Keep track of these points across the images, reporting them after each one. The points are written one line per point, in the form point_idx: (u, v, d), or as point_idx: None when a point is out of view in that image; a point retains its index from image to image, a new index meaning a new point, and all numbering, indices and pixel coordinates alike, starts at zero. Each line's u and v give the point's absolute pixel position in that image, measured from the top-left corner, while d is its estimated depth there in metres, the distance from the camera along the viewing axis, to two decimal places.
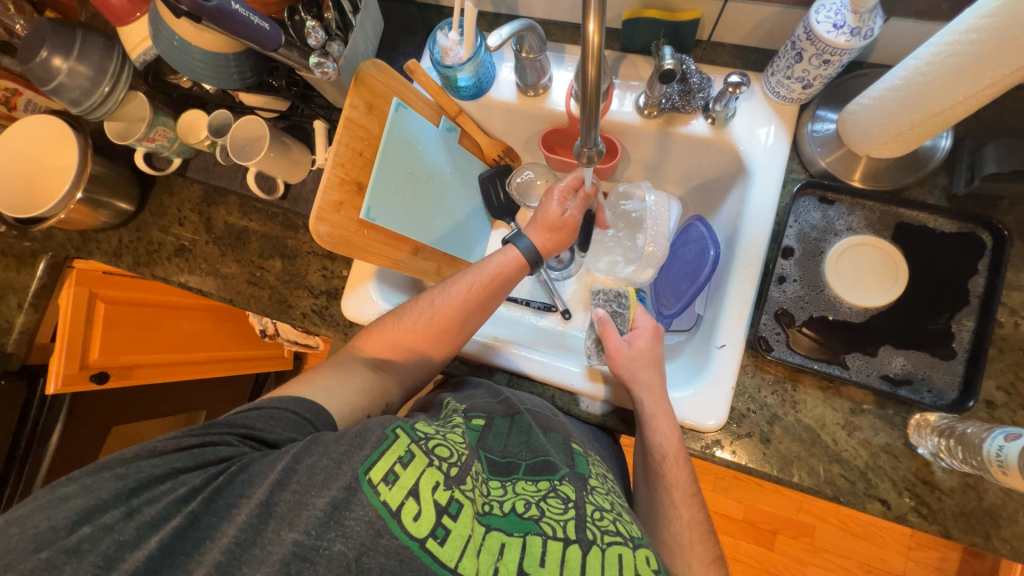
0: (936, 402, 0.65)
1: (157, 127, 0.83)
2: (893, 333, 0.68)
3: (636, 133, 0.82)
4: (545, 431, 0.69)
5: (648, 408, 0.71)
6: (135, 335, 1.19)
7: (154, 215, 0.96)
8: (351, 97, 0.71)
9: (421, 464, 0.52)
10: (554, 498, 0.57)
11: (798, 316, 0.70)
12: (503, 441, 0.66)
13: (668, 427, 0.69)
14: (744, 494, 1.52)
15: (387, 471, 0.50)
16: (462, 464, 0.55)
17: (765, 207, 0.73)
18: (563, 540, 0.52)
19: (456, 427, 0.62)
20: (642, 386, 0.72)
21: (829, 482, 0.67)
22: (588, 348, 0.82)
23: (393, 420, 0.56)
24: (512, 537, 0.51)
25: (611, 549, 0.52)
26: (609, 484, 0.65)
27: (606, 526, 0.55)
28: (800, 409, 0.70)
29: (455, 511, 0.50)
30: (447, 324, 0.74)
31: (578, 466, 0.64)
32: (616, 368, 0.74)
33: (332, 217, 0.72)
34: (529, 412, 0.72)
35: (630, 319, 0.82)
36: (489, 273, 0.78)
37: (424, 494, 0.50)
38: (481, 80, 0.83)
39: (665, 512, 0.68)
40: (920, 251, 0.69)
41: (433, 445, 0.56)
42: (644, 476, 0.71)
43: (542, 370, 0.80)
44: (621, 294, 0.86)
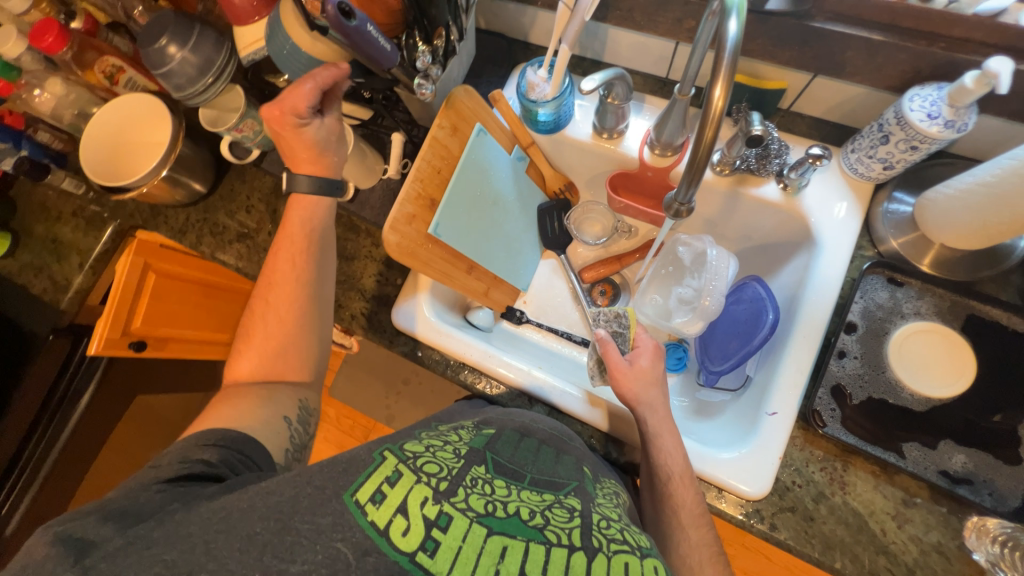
0: (997, 507, 0.62)
1: (247, 120, 0.89)
2: (957, 429, 0.65)
3: (706, 189, 0.83)
4: (555, 451, 0.66)
5: (653, 427, 0.70)
6: (177, 311, 1.24)
7: (223, 200, 1.01)
8: (439, 118, 0.75)
9: (409, 481, 0.51)
10: (559, 508, 0.53)
11: (856, 395, 0.69)
12: (511, 449, 0.62)
13: (673, 446, 0.68)
14: (751, 565, 1.45)
15: (373, 491, 0.49)
16: (453, 477, 0.53)
17: (831, 279, 0.73)
18: (567, 547, 0.47)
19: (453, 443, 0.61)
20: (645, 406, 0.71)
21: (873, 574, 0.64)
22: (591, 368, 0.84)
23: (379, 445, 0.57)
24: (515, 539, 0.47)
25: (617, 557, 0.48)
26: (619, 504, 0.61)
27: (613, 535, 0.51)
28: (848, 492, 0.67)
29: (445, 522, 0.47)
30: (274, 341, 0.73)
31: (586, 484, 0.61)
32: (622, 388, 0.73)
33: (403, 228, 0.74)
34: (545, 436, 0.69)
35: (630, 339, 0.82)
36: (287, 237, 0.76)
37: (412, 510, 0.47)
38: (560, 117, 0.86)
39: (674, 536, 0.65)
40: (989, 348, 0.67)
41: (422, 462, 0.54)
42: (650, 497, 0.68)
43: (563, 399, 0.80)
44: (621, 314, 0.88)
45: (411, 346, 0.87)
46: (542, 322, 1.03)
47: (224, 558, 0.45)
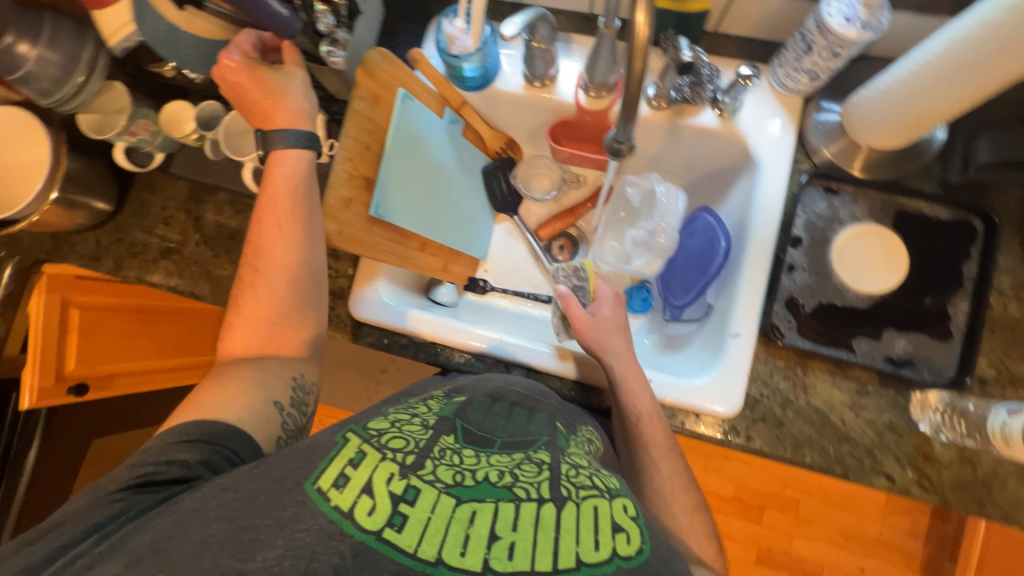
0: (936, 380, 0.69)
1: (139, 120, 0.79)
2: (896, 317, 0.71)
3: (645, 126, 0.82)
4: (528, 412, 0.65)
5: (621, 372, 0.73)
6: (119, 343, 1.15)
7: (136, 215, 0.90)
8: (359, 89, 0.69)
9: (374, 459, 0.50)
10: (527, 464, 0.53)
11: (807, 304, 0.73)
12: (482, 414, 0.61)
13: (641, 388, 0.72)
14: (732, 472, 1.62)
15: (336, 475, 0.48)
16: (420, 450, 0.52)
17: (773, 197, 0.75)
18: (536, 501, 0.48)
19: (420, 415, 0.59)
20: (613, 354, 0.74)
21: (838, 461, 0.71)
22: (555, 325, 0.84)
23: (343, 426, 0.55)
24: (484, 503, 0.47)
25: (587, 503, 0.49)
26: (590, 450, 0.62)
27: (582, 482, 0.52)
28: (810, 393, 0.72)
29: (413, 496, 0.47)
30: (262, 314, 0.68)
31: (557, 436, 0.61)
32: (588, 339, 0.75)
33: (341, 214, 0.69)
34: (518, 399, 0.68)
35: (590, 291, 0.83)
36: (276, 183, 0.68)
37: (378, 488, 0.47)
38: (486, 70, 0.81)
39: (647, 471, 0.70)
40: (918, 239, 0.72)
41: (388, 439, 0.53)
42: (624, 440, 0.73)
43: (534, 358, 0.80)
44: (579, 269, 0.89)
45: (376, 336, 0.84)
46: (507, 288, 1.02)
47: (179, 567, 0.43)
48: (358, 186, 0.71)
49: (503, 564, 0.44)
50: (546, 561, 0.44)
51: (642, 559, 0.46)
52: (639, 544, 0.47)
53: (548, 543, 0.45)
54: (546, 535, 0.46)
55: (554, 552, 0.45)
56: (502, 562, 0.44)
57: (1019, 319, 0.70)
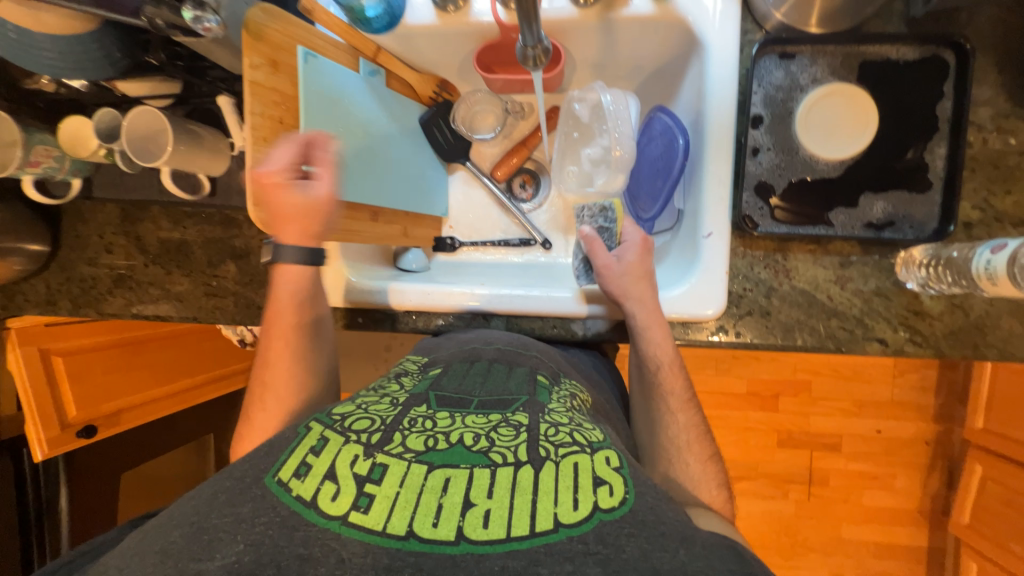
0: (920, 235, 0.66)
1: (36, 147, 0.72)
2: (871, 179, 0.67)
3: (576, 29, 0.75)
4: (507, 367, 0.66)
5: (642, 321, 0.71)
6: (113, 379, 1.14)
7: (75, 250, 0.86)
8: (247, 57, 0.60)
9: (336, 444, 0.49)
10: (504, 427, 0.51)
11: (777, 186, 0.69)
12: (457, 381, 0.61)
13: (662, 337, 0.70)
14: (743, 370, 1.66)
15: (297, 465, 0.47)
16: (387, 426, 0.51)
17: (725, 78, 0.69)
18: (512, 464, 0.46)
19: (391, 393, 0.59)
20: (636, 301, 0.70)
21: (830, 336, 0.70)
22: (576, 270, 0.80)
23: (307, 417, 0.54)
24: (457, 469, 0.46)
25: (566, 459, 0.47)
26: (574, 404, 0.60)
27: (561, 439, 0.50)
28: (793, 277, 0.70)
29: (380, 474, 0.45)
30: (281, 381, 0.68)
31: (538, 394, 0.59)
32: (608, 285, 0.72)
33: (272, 200, 0.65)
34: (495, 353, 0.69)
35: (617, 233, 0.78)
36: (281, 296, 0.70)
37: (341, 471, 0.46)
38: (390, 4, 0.73)
39: (662, 420, 0.70)
40: (886, 89, 0.67)
41: (353, 421, 0.52)
42: (641, 389, 0.73)
43: (513, 305, 0.77)
44: (605, 207, 0.81)
45: (351, 316, 0.83)
46: (475, 240, 0.97)
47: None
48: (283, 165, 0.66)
49: (478, 532, 0.42)
50: (523, 523, 0.42)
51: (626, 509, 0.43)
52: (622, 494, 0.45)
53: (525, 504, 0.43)
54: (523, 498, 0.44)
55: (532, 513, 0.43)
56: (476, 530, 0.42)
57: (1001, 152, 0.66)
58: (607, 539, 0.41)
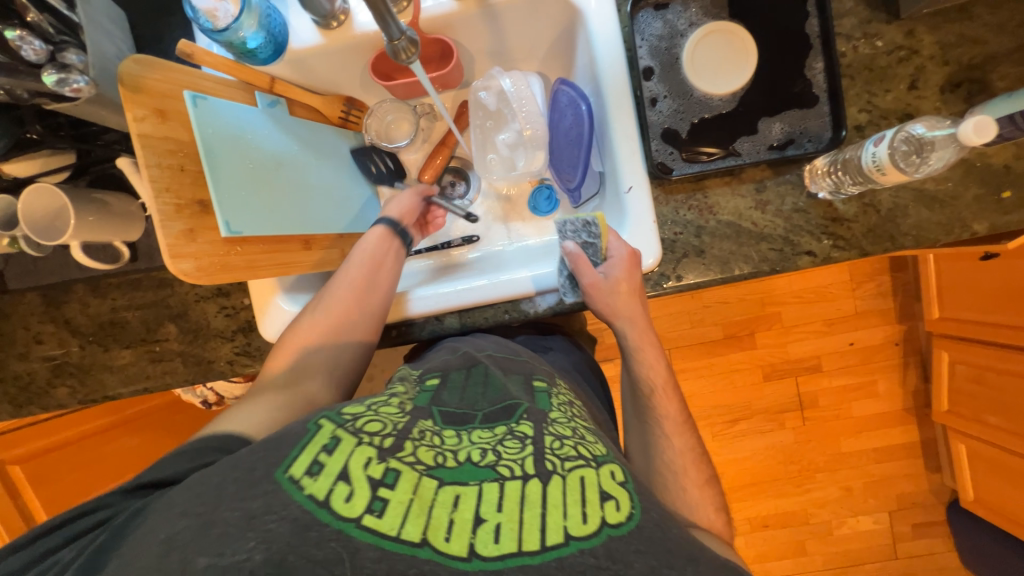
0: (818, 146, 0.70)
1: None
2: (764, 105, 0.71)
3: (461, 21, 0.76)
4: (505, 373, 0.66)
5: (633, 341, 0.74)
6: (81, 477, 1.07)
7: (3, 348, 0.82)
8: (130, 109, 0.59)
9: (349, 445, 0.49)
10: (510, 439, 0.52)
11: (681, 129, 0.72)
12: (458, 394, 0.61)
13: (653, 358, 0.75)
14: (716, 316, 1.71)
15: (310, 463, 0.47)
16: (399, 432, 0.51)
17: (610, 38, 0.71)
18: (520, 479, 0.48)
19: (397, 399, 0.59)
20: (625, 319, 0.73)
21: (763, 260, 0.73)
22: (561, 287, 0.76)
23: (316, 414, 0.53)
24: (467, 487, 0.47)
25: (573, 474, 0.49)
26: (575, 412, 0.61)
27: (567, 453, 0.52)
28: (716, 211, 0.73)
29: (393, 479, 0.46)
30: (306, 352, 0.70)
31: (540, 401, 0.60)
32: (596, 304, 0.72)
33: (189, 249, 0.63)
34: (489, 359, 0.69)
35: (602, 248, 0.72)
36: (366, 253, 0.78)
37: (355, 473, 0.46)
38: (272, 32, 0.73)
39: (659, 445, 0.72)
40: (757, 20, 0.71)
41: (363, 423, 0.52)
42: (636, 411, 0.76)
43: (468, 296, 0.77)
44: (589, 221, 0.72)
45: None
46: (420, 248, 0.95)
47: None
48: (196, 213, 0.65)
49: (490, 548, 0.44)
50: (533, 539, 0.44)
51: (633, 524, 0.46)
52: (629, 511, 0.47)
53: (534, 520, 0.45)
54: (532, 513, 0.46)
55: (542, 528, 0.45)
56: (488, 546, 0.44)
57: (872, 56, 0.71)
58: (615, 555, 0.44)
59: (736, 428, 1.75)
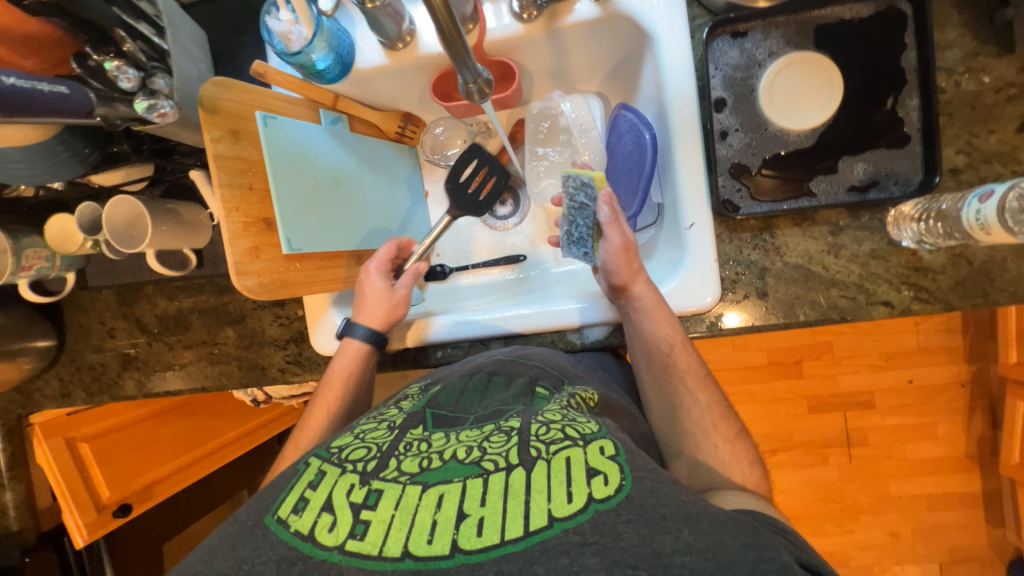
0: (906, 190, 0.65)
1: (25, 252, 0.74)
2: (846, 143, 0.66)
3: (525, 43, 0.75)
4: (507, 379, 0.65)
5: (648, 304, 0.67)
6: (138, 457, 1.14)
7: (80, 339, 0.88)
8: (207, 131, 0.61)
9: (335, 475, 0.49)
10: (496, 435, 0.51)
11: (752, 165, 0.68)
12: (455, 397, 0.61)
13: (666, 316, 0.67)
14: (762, 341, 1.63)
15: (295, 501, 0.47)
16: (383, 452, 0.51)
17: (681, 67, 0.68)
18: (504, 470, 0.46)
19: (389, 417, 0.59)
20: (644, 281, 0.68)
21: (832, 307, 0.68)
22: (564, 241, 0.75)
23: (306, 455, 0.54)
24: (450, 484, 0.46)
25: (557, 456, 0.47)
26: (574, 402, 0.58)
27: (552, 436, 0.49)
28: (784, 253, 0.69)
29: (375, 499, 0.45)
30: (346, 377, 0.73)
31: (535, 401, 0.58)
32: (614, 264, 0.68)
33: (253, 266, 0.66)
34: (495, 367, 0.68)
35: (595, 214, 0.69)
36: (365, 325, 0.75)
37: (338, 502, 0.46)
38: (340, 53, 0.74)
39: (682, 403, 0.66)
40: (845, 50, 0.65)
41: (349, 451, 0.52)
42: (653, 376, 0.68)
43: (520, 322, 0.76)
44: (587, 181, 0.69)
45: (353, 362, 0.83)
46: (468, 264, 0.95)
47: None
48: (262, 232, 0.67)
49: (473, 542, 0.42)
50: (517, 526, 0.42)
51: (621, 496, 0.43)
52: (618, 483, 0.44)
53: (518, 508, 0.43)
54: (516, 502, 0.43)
55: (525, 515, 0.42)
56: (471, 539, 0.42)
57: (976, 92, 0.64)
58: (603, 528, 0.41)
59: (777, 459, 1.67)
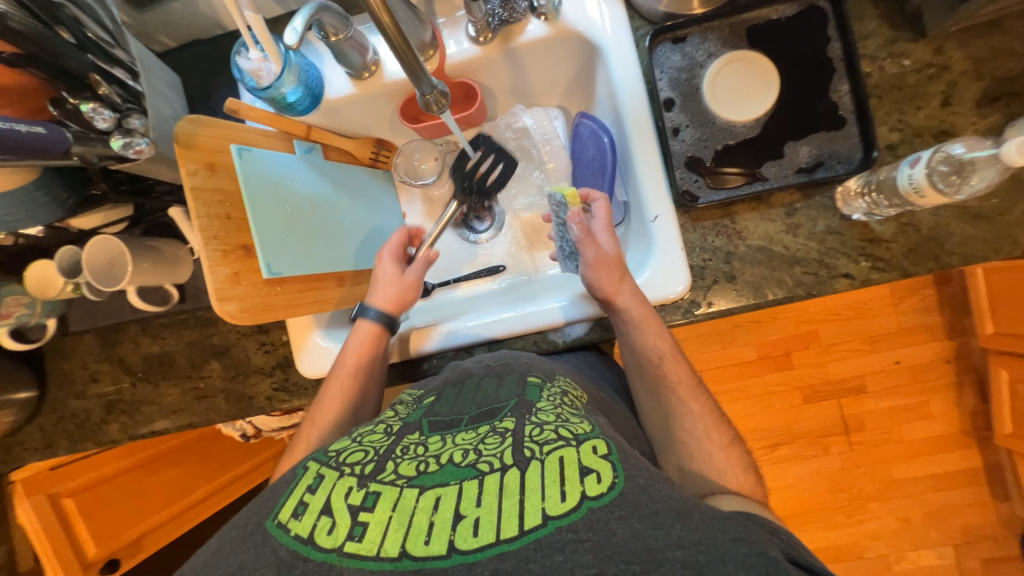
0: (850, 168, 0.69)
1: (8, 297, 0.77)
2: (789, 129, 0.71)
3: (484, 64, 0.80)
4: (498, 379, 0.65)
5: (636, 314, 0.68)
6: (126, 509, 1.12)
7: (62, 387, 0.87)
8: (183, 165, 0.64)
9: (333, 479, 0.49)
10: (491, 436, 0.52)
11: (705, 157, 0.72)
12: (450, 402, 0.61)
13: (656, 327, 0.69)
14: (749, 335, 1.66)
15: (295, 505, 0.47)
16: (380, 455, 0.51)
17: (630, 74, 0.73)
18: (499, 470, 0.47)
19: (386, 423, 0.59)
20: (629, 293, 0.68)
21: (798, 284, 0.71)
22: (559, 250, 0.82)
23: (306, 458, 0.54)
24: (447, 487, 0.46)
25: (551, 455, 0.47)
26: (566, 400, 0.58)
27: (546, 436, 0.49)
28: (746, 236, 0.72)
29: (372, 501, 0.46)
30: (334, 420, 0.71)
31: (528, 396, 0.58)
32: (598, 279, 0.69)
33: (234, 292, 0.67)
34: (485, 369, 0.69)
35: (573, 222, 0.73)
36: (353, 351, 0.74)
37: (336, 505, 0.46)
38: (310, 86, 0.78)
39: (675, 411, 0.67)
40: (777, 46, 0.71)
41: (348, 455, 0.53)
42: (645, 386, 0.70)
43: (500, 327, 0.78)
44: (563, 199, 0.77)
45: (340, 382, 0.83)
46: (451, 279, 0.97)
47: None
48: (241, 258, 0.69)
49: (469, 542, 0.42)
50: (512, 525, 0.42)
51: (614, 494, 0.43)
52: (611, 480, 0.44)
53: (512, 507, 0.43)
54: (510, 501, 0.44)
55: (520, 514, 0.43)
56: (467, 539, 0.42)
57: (900, 75, 0.70)
58: (596, 526, 0.41)
59: (779, 452, 1.67)
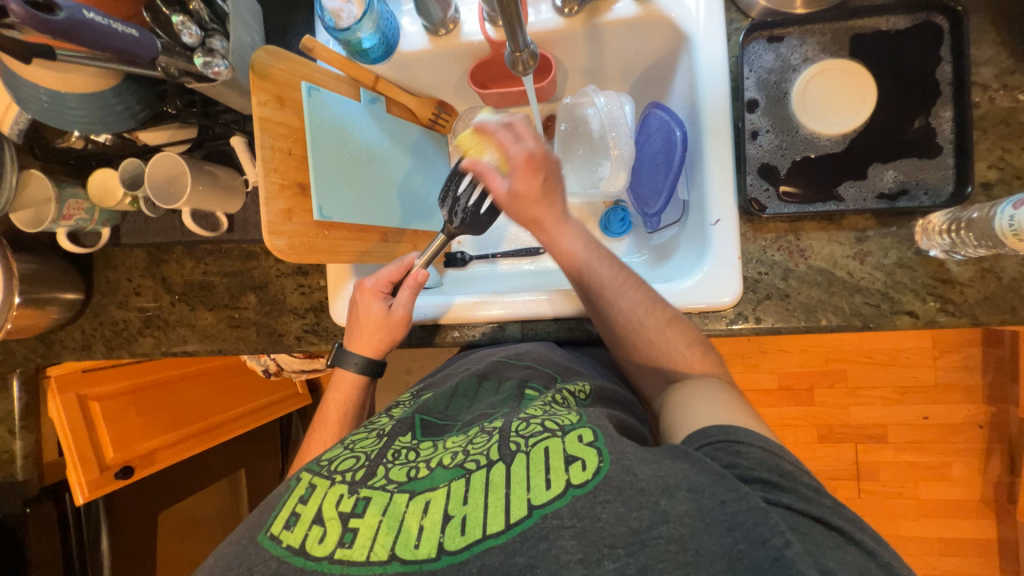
0: (936, 201, 0.65)
1: (68, 201, 0.78)
2: (877, 150, 0.66)
3: (564, 37, 0.77)
4: (496, 382, 0.65)
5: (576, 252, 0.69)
6: (146, 421, 1.16)
7: (106, 295, 0.90)
8: (255, 94, 0.64)
9: (323, 488, 0.48)
10: (480, 436, 0.51)
11: (782, 166, 0.69)
12: (443, 403, 0.62)
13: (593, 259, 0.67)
14: (776, 363, 1.60)
15: (288, 516, 0.47)
16: (371, 461, 0.51)
17: (716, 67, 0.69)
18: (485, 467, 0.46)
19: (378, 426, 0.59)
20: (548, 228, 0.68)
21: (855, 313, 0.67)
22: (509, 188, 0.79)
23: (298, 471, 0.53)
24: (435, 490, 0.46)
25: (537, 447, 0.46)
26: (563, 397, 0.58)
27: (531, 429, 0.49)
28: (809, 256, 0.69)
29: (363, 507, 0.45)
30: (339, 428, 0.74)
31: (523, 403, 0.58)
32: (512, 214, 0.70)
33: (286, 227, 0.67)
34: (498, 359, 0.69)
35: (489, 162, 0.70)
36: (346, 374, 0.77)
37: (328, 514, 0.46)
38: (385, 34, 0.77)
39: (650, 358, 0.64)
40: (880, 60, 0.67)
41: (339, 463, 0.52)
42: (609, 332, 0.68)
43: (525, 309, 0.77)
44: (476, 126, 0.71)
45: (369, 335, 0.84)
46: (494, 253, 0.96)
47: None
48: (295, 196, 0.69)
49: (457, 542, 0.41)
50: (498, 520, 0.42)
51: (599, 479, 0.42)
52: (595, 465, 0.43)
53: (499, 501, 0.43)
54: (497, 495, 0.43)
55: (506, 508, 0.42)
56: (456, 539, 0.42)
57: (1011, 109, 0.64)
58: (581, 512, 0.41)
59: None
